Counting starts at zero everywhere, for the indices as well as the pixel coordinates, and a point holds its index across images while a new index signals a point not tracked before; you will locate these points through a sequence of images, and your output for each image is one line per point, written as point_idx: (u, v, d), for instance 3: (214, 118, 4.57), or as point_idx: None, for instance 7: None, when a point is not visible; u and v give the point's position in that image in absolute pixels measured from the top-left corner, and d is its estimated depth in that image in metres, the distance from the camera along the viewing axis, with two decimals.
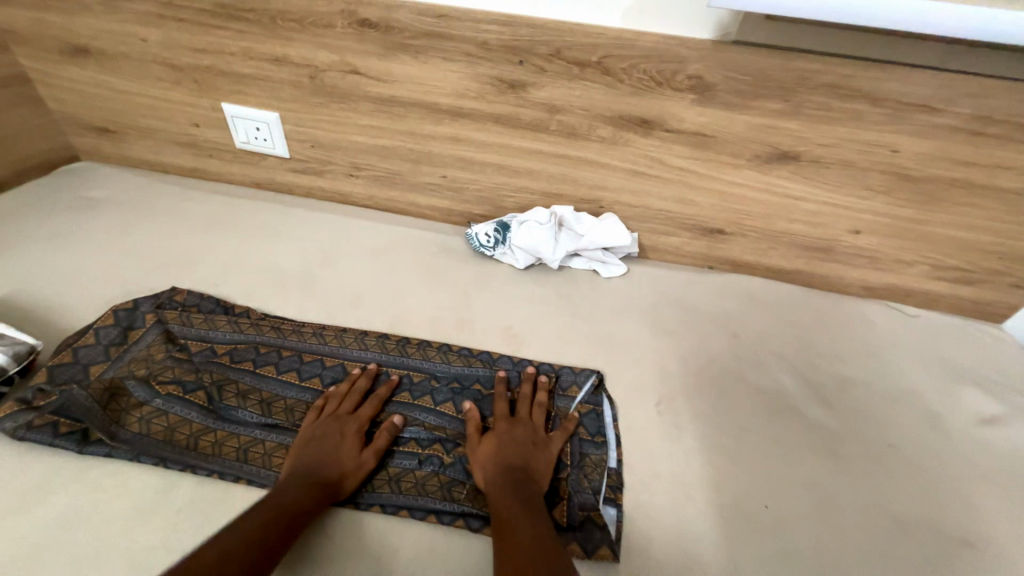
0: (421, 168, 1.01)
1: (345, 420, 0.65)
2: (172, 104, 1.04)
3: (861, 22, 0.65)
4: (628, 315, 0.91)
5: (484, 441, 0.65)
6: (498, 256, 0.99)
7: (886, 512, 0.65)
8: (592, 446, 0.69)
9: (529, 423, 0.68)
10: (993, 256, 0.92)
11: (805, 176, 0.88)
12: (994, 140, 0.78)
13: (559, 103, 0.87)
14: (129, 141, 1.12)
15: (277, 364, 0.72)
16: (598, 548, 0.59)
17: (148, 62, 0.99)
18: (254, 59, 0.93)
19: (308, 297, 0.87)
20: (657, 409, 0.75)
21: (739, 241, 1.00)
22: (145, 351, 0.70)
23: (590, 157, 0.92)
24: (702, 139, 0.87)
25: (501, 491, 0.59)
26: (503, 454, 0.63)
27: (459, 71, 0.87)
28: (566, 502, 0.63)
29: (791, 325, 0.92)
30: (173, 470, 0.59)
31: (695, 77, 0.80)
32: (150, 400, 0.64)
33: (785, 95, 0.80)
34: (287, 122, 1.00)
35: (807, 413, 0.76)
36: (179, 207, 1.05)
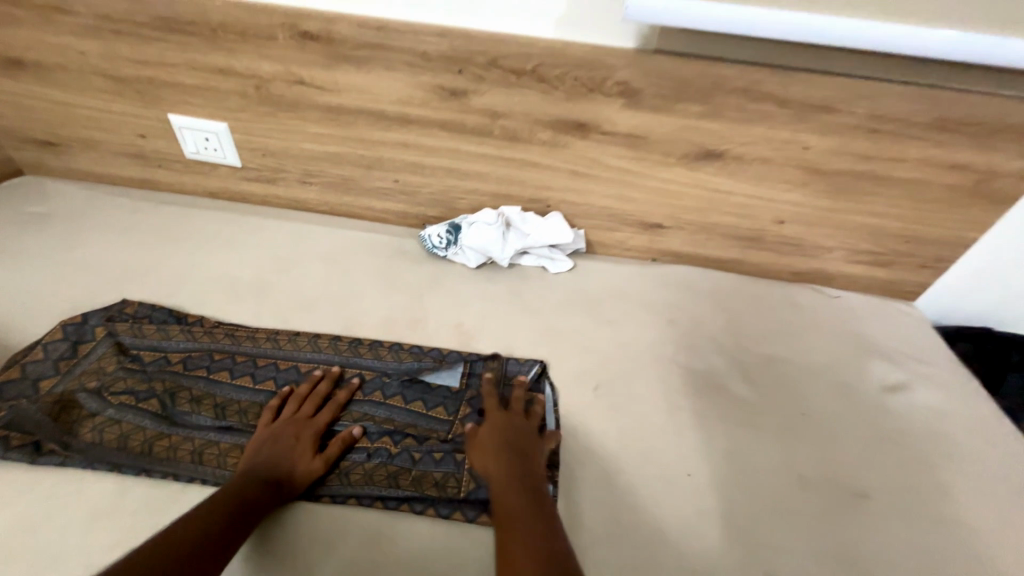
0: (373, 173, 1.04)
1: (304, 423, 0.68)
2: (116, 116, 1.03)
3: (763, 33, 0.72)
4: (574, 308, 0.97)
5: (479, 434, 0.69)
6: (451, 256, 1.03)
7: (793, 472, 0.73)
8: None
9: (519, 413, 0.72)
10: (898, 239, 1.02)
11: (730, 172, 0.96)
12: (887, 137, 0.88)
13: (500, 109, 0.91)
14: (73, 153, 1.11)
15: (232, 369, 0.74)
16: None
17: (88, 74, 0.98)
18: (198, 70, 0.94)
19: (263, 303, 0.89)
20: (596, 392, 0.81)
21: (677, 234, 1.07)
22: (96, 364, 0.72)
23: (533, 159, 0.98)
24: (635, 140, 0.93)
25: (500, 474, 0.62)
26: (502, 441, 0.67)
27: (402, 80, 0.90)
28: None
29: (723, 310, 0.99)
30: (128, 475, 0.62)
31: (623, 83, 0.86)
32: (103, 410, 0.66)
33: (704, 98, 0.87)
34: (236, 131, 1.02)
35: (730, 389, 0.83)
36: (129, 219, 1.05)
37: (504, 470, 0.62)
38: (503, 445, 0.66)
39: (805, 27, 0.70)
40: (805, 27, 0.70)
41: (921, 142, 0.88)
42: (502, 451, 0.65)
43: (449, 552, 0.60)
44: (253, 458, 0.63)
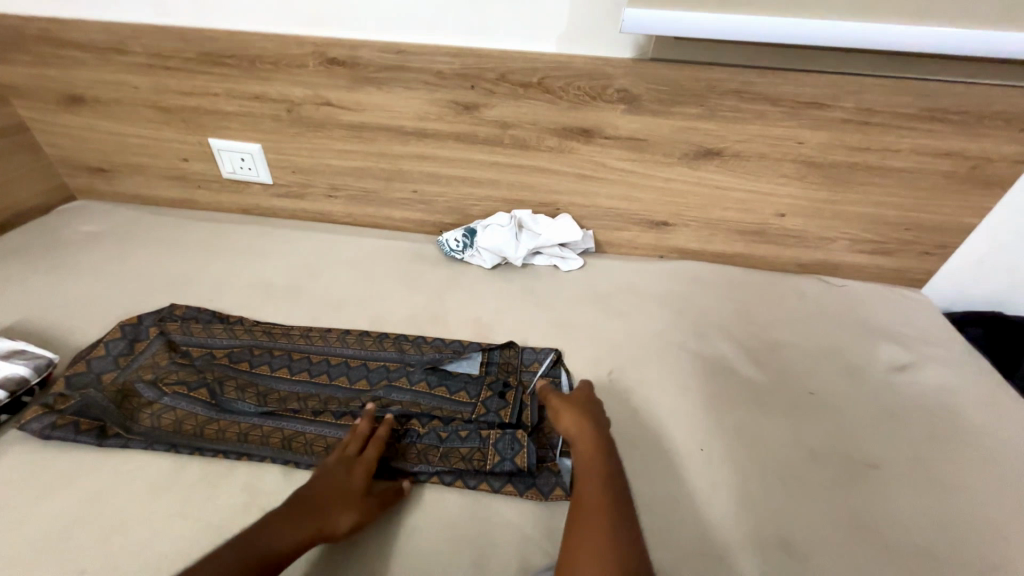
0: (394, 184, 1.12)
1: (353, 463, 0.65)
2: (162, 142, 1.14)
3: (751, 37, 0.77)
4: (587, 301, 1.02)
5: (572, 400, 0.72)
6: (468, 259, 1.10)
7: (804, 445, 0.76)
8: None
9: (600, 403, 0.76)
10: (898, 227, 1.06)
11: (729, 169, 1.01)
12: (877, 128, 0.93)
13: (509, 120, 0.99)
14: (121, 178, 1.22)
15: (271, 363, 0.80)
16: (554, 490, 0.67)
17: (138, 105, 1.09)
18: (236, 97, 1.04)
19: (296, 305, 0.96)
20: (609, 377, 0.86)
21: (682, 231, 1.12)
22: (151, 358, 0.79)
23: (542, 165, 1.04)
24: (637, 143, 0.99)
25: (586, 448, 0.66)
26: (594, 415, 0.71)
27: (419, 98, 0.99)
28: (526, 447, 0.70)
29: (729, 301, 1.04)
30: (183, 454, 0.67)
31: (623, 90, 0.93)
32: (159, 398, 0.73)
33: (699, 101, 0.93)
34: (269, 151, 1.11)
35: (739, 371, 0.87)
36: (172, 235, 1.15)
37: (597, 440, 0.67)
38: (596, 419, 0.70)
39: (790, 29, 0.76)
40: (790, 29, 0.76)
41: (910, 132, 0.93)
42: (597, 423, 0.69)
43: (478, 518, 0.64)
44: (302, 497, 0.60)
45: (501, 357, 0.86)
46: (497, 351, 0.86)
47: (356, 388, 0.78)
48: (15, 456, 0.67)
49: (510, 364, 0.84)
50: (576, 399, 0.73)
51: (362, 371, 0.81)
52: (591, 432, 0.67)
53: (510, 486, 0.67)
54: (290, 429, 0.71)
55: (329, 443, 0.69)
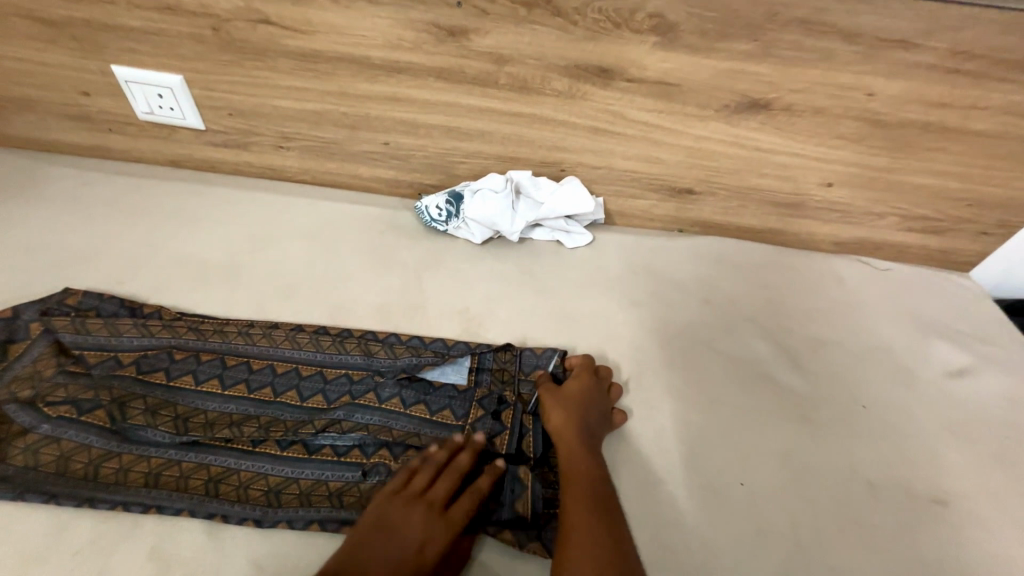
0: (358, 134, 0.89)
1: (436, 520, 0.52)
2: (51, 69, 0.87)
3: None
4: (596, 288, 0.85)
5: (559, 393, 0.64)
6: (452, 231, 0.90)
7: (859, 476, 0.67)
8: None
9: (604, 386, 0.68)
10: (964, 204, 0.88)
11: (775, 126, 0.81)
12: (969, 78, 0.73)
13: (507, 52, 0.76)
14: (5, 117, 0.94)
15: (196, 372, 0.62)
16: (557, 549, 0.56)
17: (7, 15, 0.81)
18: (140, 8, 0.77)
19: (236, 291, 0.77)
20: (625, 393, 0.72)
21: (708, 201, 0.93)
22: (31, 367, 0.60)
23: (546, 114, 0.83)
24: (667, 89, 0.78)
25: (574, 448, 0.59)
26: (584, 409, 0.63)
27: (389, 17, 0.74)
28: (530, 489, 0.58)
29: (763, 288, 0.88)
30: (68, 506, 0.52)
31: (657, 16, 0.71)
32: (37, 426, 0.56)
33: (753, 34, 0.71)
34: (194, 86, 0.86)
35: (779, 380, 0.76)
36: (75, 193, 0.91)
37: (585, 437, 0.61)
38: (584, 415, 0.62)
39: None
40: None
41: (1009, 85, 0.73)
42: (584, 421, 0.62)
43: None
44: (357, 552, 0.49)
45: (493, 363, 0.69)
46: (489, 356, 0.69)
47: (309, 407, 0.62)
48: None
49: (504, 372, 0.68)
50: (565, 390, 0.65)
51: (316, 383, 0.64)
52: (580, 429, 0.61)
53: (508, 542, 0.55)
54: (218, 467, 0.56)
55: (270, 486, 0.55)
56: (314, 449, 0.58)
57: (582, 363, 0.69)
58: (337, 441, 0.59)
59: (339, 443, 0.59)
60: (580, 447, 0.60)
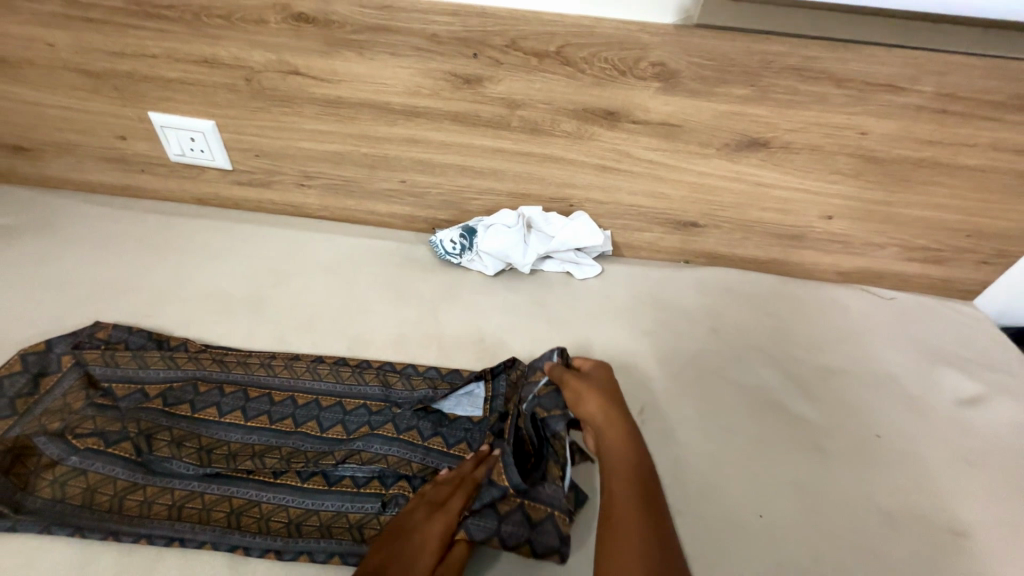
0: (377, 173, 0.93)
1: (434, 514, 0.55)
2: (91, 115, 0.93)
3: None
4: (605, 318, 0.87)
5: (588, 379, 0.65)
6: (466, 263, 0.93)
7: (876, 507, 0.66)
8: (558, 420, 0.63)
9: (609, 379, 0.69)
10: (961, 234, 0.91)
11: (774, 163, 0.85)
12: (957, 118, 0.77)
13: (519, 98, 0.81)
14: (45, 158, 1.00)
15: (219, 404, 0.64)
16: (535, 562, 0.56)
17: (57, 69, 0.88)
18: (179, 61, 0.83)
19: (259, 323, 0.80)
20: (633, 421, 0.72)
21: (712, 233, 0.96)
22: (60, 400, 0.62)
23: (556, 153, 0.87)
24: (670, 129, 0.83)
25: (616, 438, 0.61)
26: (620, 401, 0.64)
27: (410, 68, 0.80)
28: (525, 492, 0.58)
29: (771, 317, 0.90)
30: (92, 539, 0.53)
31: (659, 64, 0.76)
32: (65, 458, 0.57)
33: (750, 80, 0.76)
34: (224, 130, 0.91)
35: (790, 409, 0.76)
36: (108, 230, 0.95)
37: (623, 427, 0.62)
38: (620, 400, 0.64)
39: None
40: None
41: (994, 124, 0.77)
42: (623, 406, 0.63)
43: None
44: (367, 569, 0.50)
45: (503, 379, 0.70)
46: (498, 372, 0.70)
47: (329, 438, 0.63)
48: None
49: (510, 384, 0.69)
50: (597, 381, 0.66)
51: (336, 414, 0.65)
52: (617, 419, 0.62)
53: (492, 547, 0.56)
54: (239, 499, 0.56)
55: (291, 518, 0.55)
56: (335, 479, 0.59)
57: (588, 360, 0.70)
58: (358, 471, 0.60)
59: (356, 473, 0.60)
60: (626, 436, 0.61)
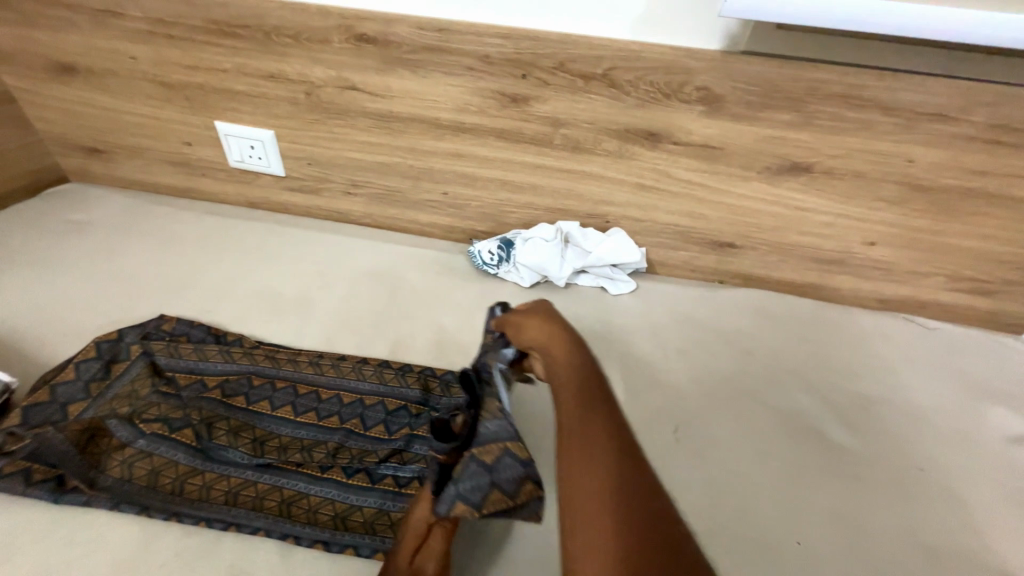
0: (421, 184, 0.97)
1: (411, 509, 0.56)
2: (162, 122, 1.00)
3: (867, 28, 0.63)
4: (638, 336, 0.88)
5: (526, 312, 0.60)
6: (502, 274, 0.96)
7: (919, 541, 0.64)
8: (496, 354, 0.60)
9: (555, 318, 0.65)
10: (1011, 266, 0.88)
11: (816, 188, 0.85)
12: (1009, 149, 0.76)
13: (563, 117, 0.84)
14: (118, 160, 1.09)
15: (271, 399, 0.67)
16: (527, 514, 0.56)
17: (137, 79, 0.95)
18: (247, 75, 0.90)
19: (306, 323, 0.83)
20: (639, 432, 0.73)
21: (749, 255, 0.95)
22: (128, 386, 0.66)
23: (595, 171, 0.89)
24: (711, 151, 0.84)
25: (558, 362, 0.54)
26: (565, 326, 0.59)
27: (460, 86, 0.84)
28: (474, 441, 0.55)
29: (808, 343, 0.89)
30: (156, 519, 0.56)
31: (703, 88, 0.78)
32: (133, 441, 0.61)
33: (794, 105, 0.77)
34: (281, 139, 0.97)
35: (827, 435, 0.75)
36: (169, 228, 1.02)
37: (563, 348, 0.55)
38: (562, 324, 0.57)
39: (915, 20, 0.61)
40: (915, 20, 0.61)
41: None
42: (564, 331, 0.56)
43: None
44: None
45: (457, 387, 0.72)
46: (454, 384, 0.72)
47: (372, 436, 0.65)
48: None
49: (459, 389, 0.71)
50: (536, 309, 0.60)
51: (377, 413, 0.68)
52: (556, 342, 0.55)
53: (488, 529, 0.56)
54: (289, 490, 0.59)
55: (337, 512, 0.58)
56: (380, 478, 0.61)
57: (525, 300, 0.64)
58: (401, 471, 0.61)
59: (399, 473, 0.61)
60: (567, 357, 0.54)
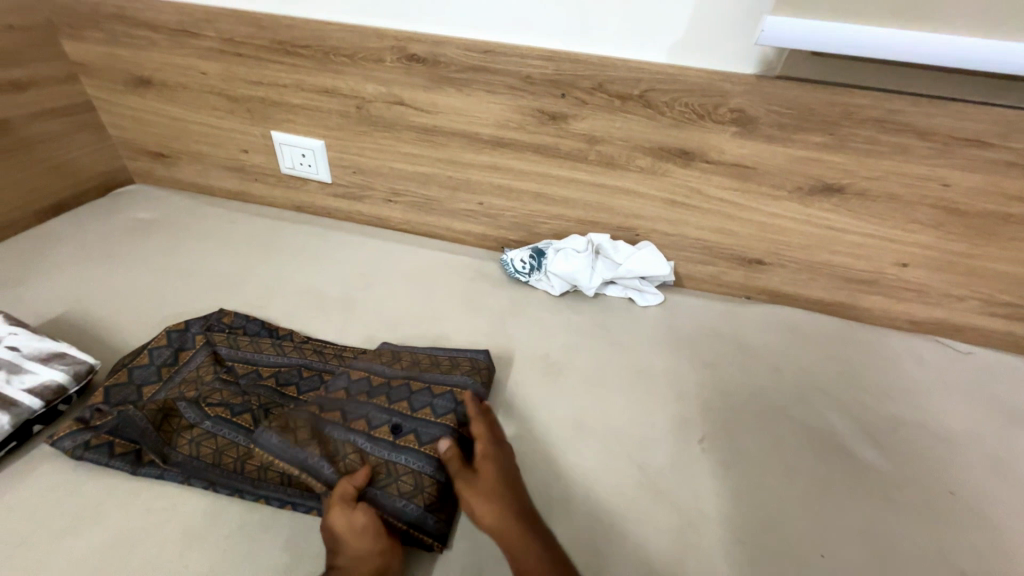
0: (459, 195, 1.02)
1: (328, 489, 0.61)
2: (224, 131, 1.08)
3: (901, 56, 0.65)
4: (663, 347, 0.90)
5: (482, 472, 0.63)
6: (533, 282, 0.99)
7: (949, 564, 0.64)
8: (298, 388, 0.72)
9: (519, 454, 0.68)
10: None
11: (848, 209, 0.86)
12: None
13: (599, 135, 0.88)
14: (180, 165, 1.18)
15: (320, 390, 0.72)
16: (431, 441, 0.66)
17: (205, 93, 1.04)
18: (305, 90, 0.97)
19: (349, 321, 0.89)
20: (563, 450, 0.73)
21: (777, 272, 0.97)
22: (195, 372, 0.73)
23: (628, 186, 0.93)
24: (743, 170, 0.86)
25: (500, 503, 0.60)
26: (510, 491, 0.62)
27: (502, 104, 0.89)
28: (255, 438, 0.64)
29: (837, 361, 0.90)
30: (222, 494, 0.62)
31: (737, 110, 0.81)
32: (200, 422, 0.67)
33: (828, 128, 0.79)
34: (331, 149, 1.04)
35: (855, 454, 0.76)
36: (224, 229, 1.10)
37: (508, 503, 0.60)
38: (510, 489, 0.62)
39: (948, 50, 0.63)
40: (948, 50, 0.63)
41: None
42: (514, 498, 0.61)
43: None
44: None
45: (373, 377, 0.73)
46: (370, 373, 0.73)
47: (375, 436, 0.65)
48: (46, 470, 0.65)
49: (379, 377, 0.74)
50: (482, 471, 0.63)
51: (368, 408, 0.68)
52: (504, 502, 0.60)
53: (427, 475, 0.63)
54: None
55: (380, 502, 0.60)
56: (391, 466, 0.63)
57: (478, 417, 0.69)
58: (408, 458, 0.64)
59: (403, 459, 0.64)
60: (508, 502, 0.61)
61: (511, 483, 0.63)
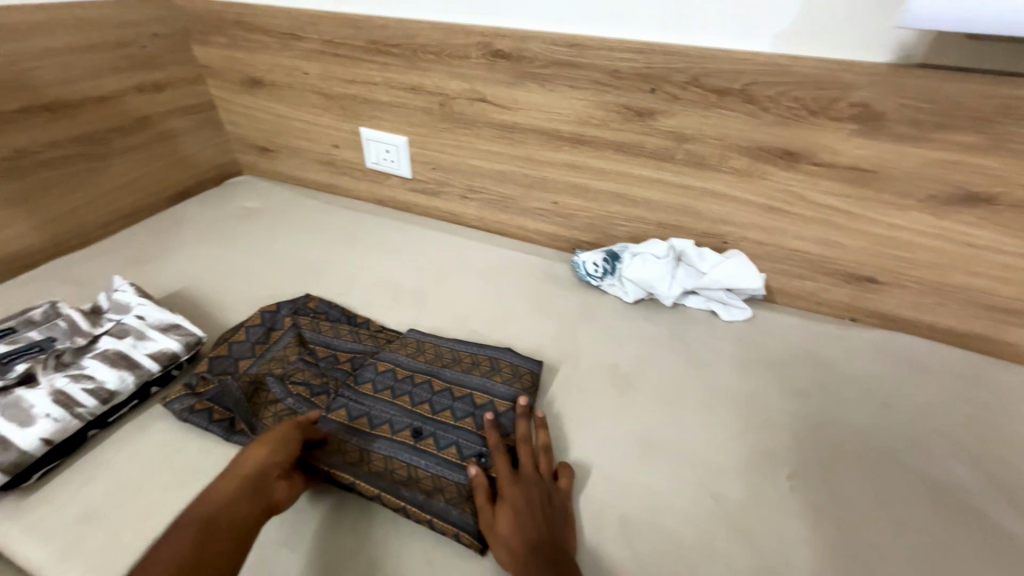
0: (534, 193, 1.01)
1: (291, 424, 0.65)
2: (320, 128, 1.16)
3: None
4: (745, 368, 0.82)
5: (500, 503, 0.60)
6: (605, 287, 0.95)
7: None
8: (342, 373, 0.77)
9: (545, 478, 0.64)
10: None
11: (998, 223, 0.72)
12: None
13: (689, 132, 0.81)
14: (281, 159, 1.28)
15: (375, 381, 0.74)
16: (449, 445, 0.67)
17: (305, 92, 1.12)
18: (393, 88, 1.01)
19: (419, 314, 0.91)
20: (627, 471, 0.68)
21: (894, 293, 0.84)
22: (282, 351, 0.79)
23: (719, 189, 0.85)
24: (862, 175, 0.75)
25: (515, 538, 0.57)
26: (525, 527, 0.57)
27: (586, 99, 0.86)
28: None
29: (966, 403, 0.75)
30: None
31: (860, 105, 0.71)
32: (283, 398, 0.73)
33: (978, 126, 0.66)
34: (413, 145, 1.07)
35: (987, 517, 0.63)
36: (314, 219, 1.18)
37: (523, 536, 0.57)
38: (526, 519, 0.58)
39: None
40: None
41: None
42: (531, 530, 0.57)
43: None
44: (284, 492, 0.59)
45: (398, 370, 0.76)
46: (394, 368, 0.76)
47: (398, 441, 0.67)
48: (159, 427, 0.73)
49: (401, 370, 0.76)
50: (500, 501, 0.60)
51: (393, 411, 0.71)
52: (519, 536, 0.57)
53: (447, 478, 0.64)
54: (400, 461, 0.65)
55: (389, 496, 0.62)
56: (411, 470, 0.64)
57: (495, 436, 0.67)
58: (428, 462, 0.65)
59: (424, 464, 0.65)
60: (523, 534, 0.57)
61: (528, 512, 0.59)
